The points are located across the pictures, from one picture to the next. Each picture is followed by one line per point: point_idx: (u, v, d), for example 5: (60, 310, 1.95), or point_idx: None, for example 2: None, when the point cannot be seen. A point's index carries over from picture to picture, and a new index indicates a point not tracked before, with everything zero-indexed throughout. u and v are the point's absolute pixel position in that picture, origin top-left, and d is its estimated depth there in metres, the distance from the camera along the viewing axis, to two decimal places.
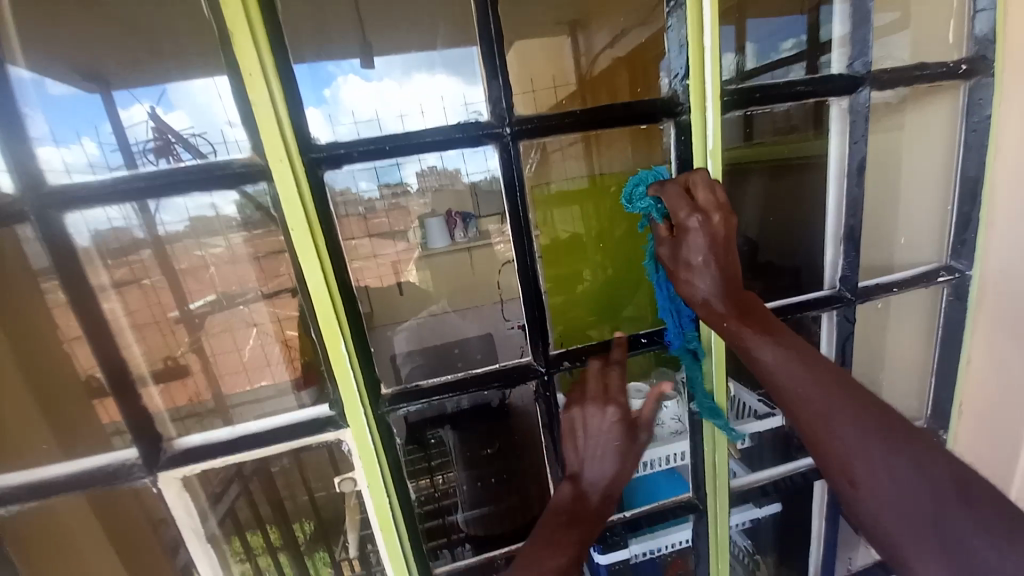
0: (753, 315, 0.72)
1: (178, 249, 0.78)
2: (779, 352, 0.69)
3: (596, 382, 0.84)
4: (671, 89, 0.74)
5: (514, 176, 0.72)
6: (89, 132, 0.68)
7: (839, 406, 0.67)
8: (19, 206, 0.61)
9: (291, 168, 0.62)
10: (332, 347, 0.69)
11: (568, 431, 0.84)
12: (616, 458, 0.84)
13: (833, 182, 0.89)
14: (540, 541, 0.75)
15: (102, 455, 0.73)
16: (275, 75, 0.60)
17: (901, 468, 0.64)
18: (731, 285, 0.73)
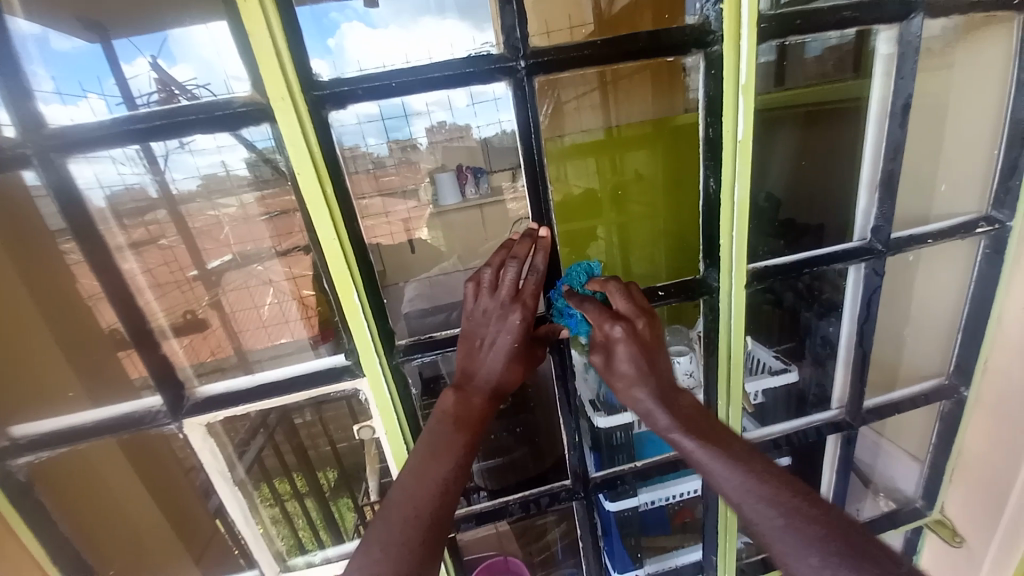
0: (699, 428, 0.71)
1: (193, 209, 0.79)
2: (732, 476, 0.66)
3: (508, 283, 0.71)
4: (702, 16, 0.68)
5: (528, 117, 0.68)
6: (92, 86, 0.65)
7: (769, 512, 0.62)
8: (22, 150, 0.60)
9: (295, 107, 0.59)
10: (345, 296, 0.69)
11: (467, 335, 0.75)
12: (514, 361, 0.76)
13: (873, 123, 0.82)
14: (430, 445, 0.70)
15: (133, 400, 0.76)
16: (273, 3, 0.56)
17: (804, 545, 0.60)
18: (669, 387, 0.74)
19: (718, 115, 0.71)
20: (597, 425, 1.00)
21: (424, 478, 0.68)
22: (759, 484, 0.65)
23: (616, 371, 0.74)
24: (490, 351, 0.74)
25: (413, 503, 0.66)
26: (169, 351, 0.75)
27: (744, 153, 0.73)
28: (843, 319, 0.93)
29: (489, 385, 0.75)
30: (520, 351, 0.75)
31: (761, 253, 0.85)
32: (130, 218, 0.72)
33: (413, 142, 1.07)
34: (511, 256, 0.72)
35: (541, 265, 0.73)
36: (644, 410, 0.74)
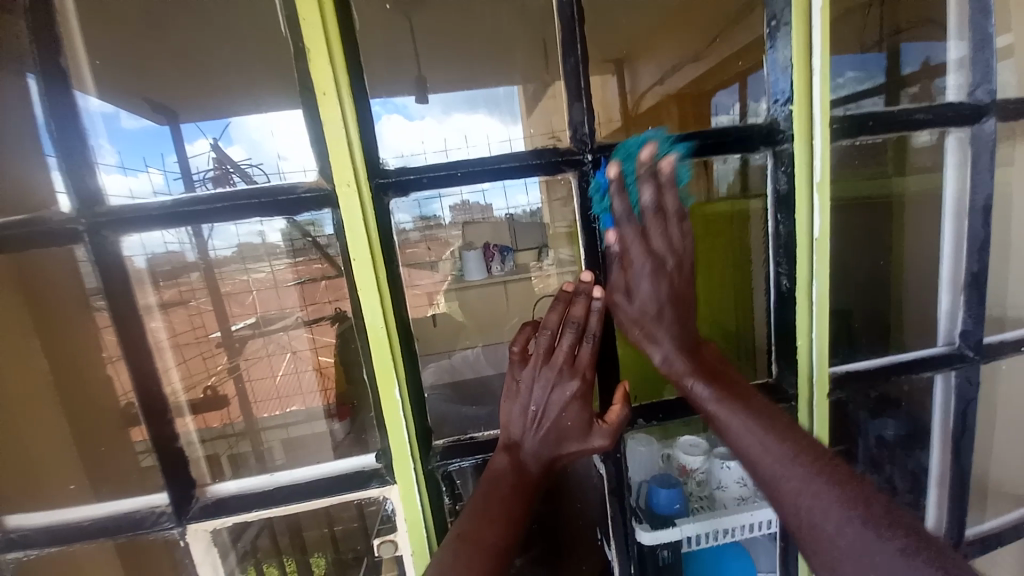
0: (715, 374, 0.68)
1: (226, 272, 0.80)
2: (749, 431, 0.64)
3: (564, 350, 0.63)
4: (769, 115, 0.69)
5: (590, 208, 0.67)
6: (154, 163, 0.69)
7: (800, 472, 0.60)
8: (73, 225, 0.59)
9: (358, 192, 0.59)
10: (385, 391, 0.64)
11: (515, 398, 0.66)
12: (571, 436, 0.66)
13: (951, 220, 0.78)
14: (481, 510, 0.61)
15: (135, 498, 0.69)
16: (350, 97, 0.58)
17: (836, 505, 0.57)
18: (693, 338, 0.69)
19: (791, 212, 0.69)
20: (644, 542, 0.81)
21: (478, 543, 0.60)
22: (771, 436, 0.63)
23: (637, 288, 0.66)
24: (541, 421, 0.65)
25: (464, 564, 0.58)
26: (180, 432, 0.69)
27: (820, 251, 0.69)
28: (933, 431, 0.84)
29: (542, 456, 0.66)
30: (576, 424, 0.66)
31: (841, 355, 0.80)
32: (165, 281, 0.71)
33: (437, 219, 0.94)
34: (569, 320, 0.64)
35: (596, 329, 0.65)
36: (639, 305, 0.67)
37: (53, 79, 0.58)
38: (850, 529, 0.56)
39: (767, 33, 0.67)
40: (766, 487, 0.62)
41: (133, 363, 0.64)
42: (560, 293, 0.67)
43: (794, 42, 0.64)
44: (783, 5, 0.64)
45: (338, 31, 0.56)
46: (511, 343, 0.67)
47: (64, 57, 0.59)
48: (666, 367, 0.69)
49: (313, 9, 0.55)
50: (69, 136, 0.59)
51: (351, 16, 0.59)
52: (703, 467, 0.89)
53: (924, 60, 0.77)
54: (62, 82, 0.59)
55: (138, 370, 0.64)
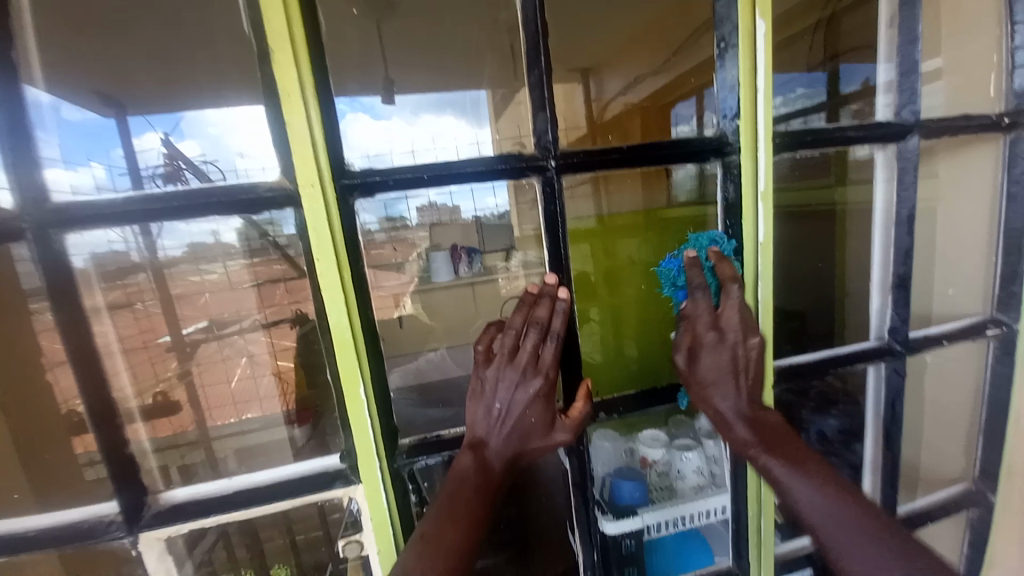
0: (778, 446, 0.72)
1: (175, 272, 0.76)
2: (816, 496, 0.67)
3: (528, 350, 0.65)
4: (719, 129, 0.73)
5: (554, 211, 0.69)
6: (99, 156, 0.65)
7: (846, 529, 0.66)
8: (17, 222, 0.55)
9: (323, 193, 0.59)
10: (350, 391, 0.63)
11: (480, 398, 0.67)
12: (535, 432, 0.68)
13: (880, 228, 0.87)
14: (445, 510, 0.62)
15: (85, 506, 0.65)
16: (315, 97, 0.58)
17: (879, 558, 0.64)
18: (754, 406, 0.74)
19: (739, 219, 0.74)
20: (607, 531, 0.85)
21: (440, 542, 0.61)
22: (830, 494, 0.68)
23: (703, 351, 0.72)
24: (506, 419, 0.67)
25: (422, 563, 0.59)
26: (132, 439, 0.66)
27: (766, 255, 0.74)
28: (867, 418, 0.91)
29: (507, 453, 0.67)
30: (539, 422, 0.68)
31: (785, 352, 0.86)
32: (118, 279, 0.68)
33: (403, 219, 0.93)
34: (533, 321, 0.66)
35: (560, 329, 0.67)
36: (703, 368, 0.72)
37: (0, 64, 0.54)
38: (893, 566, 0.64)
39: (717, 53, 0.72)
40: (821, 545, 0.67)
41: (78, 368, 0.60)
42: (525, 293, 0.68)
43: (740, 63, 0.69)
44: (731, 27, 0.69)
45: (302, 30, 0.56)
46: (476, 344, 0.68)
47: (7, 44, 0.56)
48: (727, 421, 0.74)
49: (276, 7, 0.54)
50: (15, 124, 0.55)
51: (315, 16, 0.58)
52: (664, 459, 0.93)
53: (862, 80, 0.85)
54: (7, 72, 0.55)
55: (86, 373, 0.61)
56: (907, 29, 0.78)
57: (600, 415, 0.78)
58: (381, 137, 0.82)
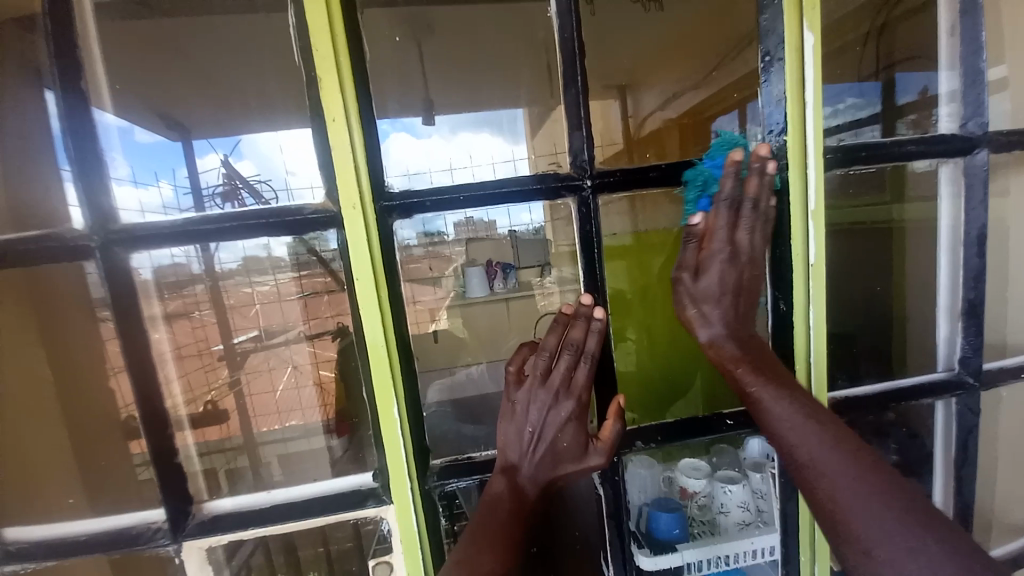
0: (765, 366, 0.66)
1: (229, 286, 0.78)
2: (795, 416, 0.63)
3: (561, 372, 0.65)
4: (765, 145, 0.70)
5: (589, 231, 0.68)
6: (166, 176, 0.72)
7: (839, 463, 0.61)
8: (86, 242, 0.60)
9: (363, 214, 0.61)
10: (384, 409, 0.64)
11: (513, 421, 0.66)
12: (569, 457, 0.66)
13: (945, 251, 0.79)
14: (481, 536, 0.62)
15: (134, 513, 0.69)
16: (358, 121, 0.60)
17: (879, 504, 0.59)
18: (745, 330, 0.68)
19: (787, 238, 0.70)
20: (643, 567, 0.81)
21: (478, 562, 0.60)
22: (829, 439, 0.62)
23: (699, 292, 0.67)
24: (538, 442, 0.65)
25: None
26: (180, 444, 0.69)
27: (817, 277, 0.70)
28: (934, 458, 0.83)
29: (540, 478, 0.66)
30: (573, 445, 0.66)
31: (840, 382, 0.80)
32: (174, 292, 0.71)
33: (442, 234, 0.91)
34: (566, 343, 0.66)
35: (594, 350, 0.66)
36: (703, 285, 0.67)
37: (73, 97, 0.60)
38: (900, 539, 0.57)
39: (761, 67, 0.69)
40: (808, 478, 0.62)
41: (135, 375, 0.64)
42: (558, 314, 0.67)
43: (788, 77, 0.66)
44: (777, 40, 0.67)
45: (348, 59, 0.59)
46: (509, 366, 0.67)
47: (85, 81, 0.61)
48: (711, 346, 0.68)
49: (324, 35, 0.58)
50: (86, 150, 0.61)
51: (360, 44, 0.61)
52: (705, 491, 0.87)
53: (921, 89, 0.79)
54: (81, 102, 0.61)
55: (142, 380, 0.65)
56: (969, 37, 0.73)
57: (635, 445, 0.75)
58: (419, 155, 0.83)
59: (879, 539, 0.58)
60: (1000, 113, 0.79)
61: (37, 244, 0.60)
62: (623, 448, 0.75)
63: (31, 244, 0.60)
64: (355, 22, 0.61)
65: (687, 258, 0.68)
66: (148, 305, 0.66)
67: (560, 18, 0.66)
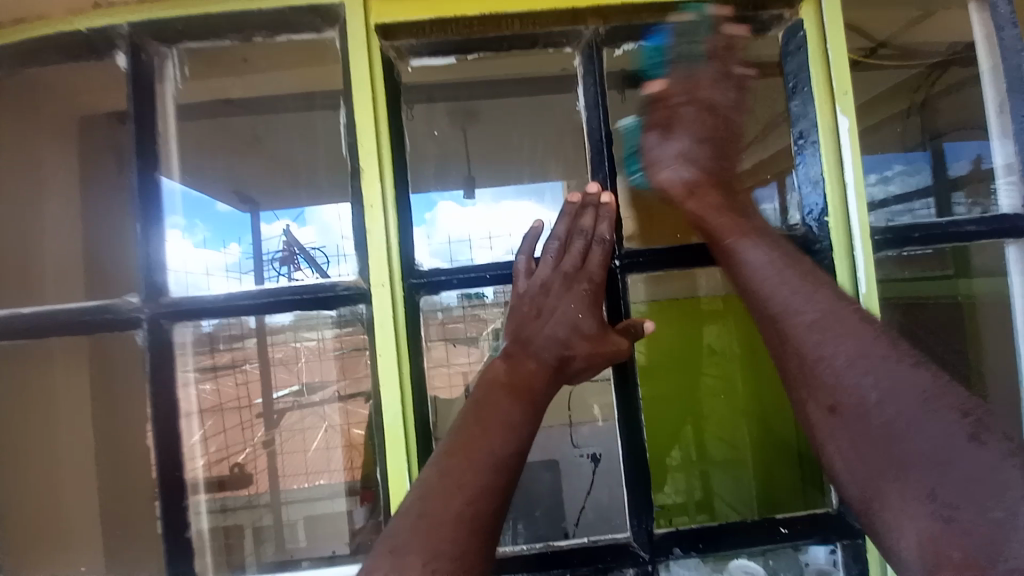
0: (737, 210, 0.65)
1: (277, 339, 0.74)
2: (761, 253, 0.62)
3: (574, 252, 0.65)
4: (804, 226, 0.68)
5: (619, 311, 0.69)
6: (234, 240, 0.78)
7: (892, 373, 0.56)
8: (137, 313, 0.66)
9: (391, 291, 0.64)
10: (397, 490, 0.65)
11: (526, 286, 0.66)
12: (578, 311, 0.64)
13: None
14: (462, 447, 0.56)
15: None
16: (393, 203, 0.65)
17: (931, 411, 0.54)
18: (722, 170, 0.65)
19: None
20: None
21: (443, 516, 0.52)
22: (785, 266, 0.62)
23: (677, 122, 0.64)
24: (546, 302, 0.65)
25: (425, 545, 0.51)
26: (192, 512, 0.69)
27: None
28: None
29: (546, 346, 0.64)
30: (590, 330, 0.64)
31: None
32: (222, 347, 0.72)
33: None
34: (577, 228, 0.66)
35: (607, 234, 0.66)
36: (670, 170, 0.65)
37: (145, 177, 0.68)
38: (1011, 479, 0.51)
39: (795, 149, 0.70)
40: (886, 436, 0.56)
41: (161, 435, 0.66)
42: (567, 205, 0.68)
43: (825, 161, 0.66)
44: (810, 124, 0.68)
45: (388, 150, 0.65)
46: (520, 252, 0.67)
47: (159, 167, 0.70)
48: (683, 190, 0.64)
49: (370, 131, 0.64)
50: (148, 216, 0.68)
51: (401, 137, 0.67)
52: None
53: (975, 158, 0.75)
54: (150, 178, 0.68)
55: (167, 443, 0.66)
56: (1022, 113, 0.69)
57: (673, 552, 0.68)
58: (466, 216, 0.80)
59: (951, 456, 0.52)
60: None
61: (94, 313, 0.66)
62: (658, 555, 0.68)
63: (92, 317, 0.66)
64: (399, 118, 0.68)
65: (656, 117, 0.65)
66: (185, 367, 0.69)
67: (588, 110, 0.70)
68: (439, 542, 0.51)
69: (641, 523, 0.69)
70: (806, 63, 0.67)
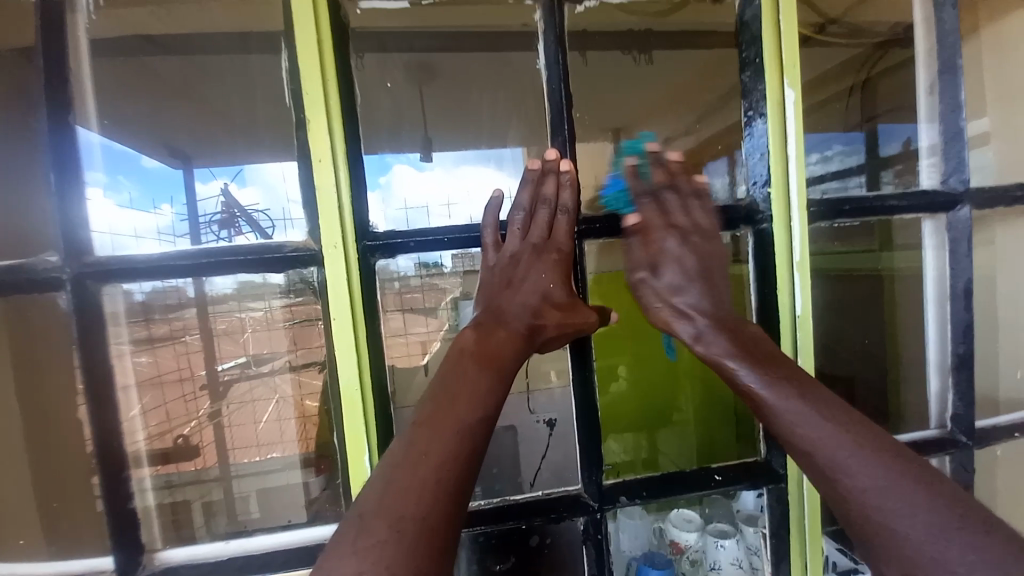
0: (763, 356, 0.63)
1: (219, 310, 0.71)
2: (794, 402, 0.58)
3: (540, 222, 0.66)
4: (749, 196, 0.72)
5: (577, 274, 0.71)
6: (164, 200, 0.70)
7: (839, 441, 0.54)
8: (57, 274, 0.60)
9: (344, 253, 0.62)
10: (354, 455, 0.65)
11: (496, 259, 0.67)
12: (546, 281, 0.66)
13: (933, 305, 0.80)
14: (430, 415, 0.54)
15: (82, 560, 0.67)
16: (345, 160, 0.61)
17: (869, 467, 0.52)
18: (728, 316, 0.68)
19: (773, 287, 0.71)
20: None
21: (409, 482, 0.49)
22: (837, 422, 0.55)
23: (665, 262, 0.70)
24: (517, 273, 0.66)
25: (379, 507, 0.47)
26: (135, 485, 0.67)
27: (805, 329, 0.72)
28: None
29: (519, 315, 0.66)
30: (560, 299, 0.67)
31: None
32: (159, 317, 0.68)
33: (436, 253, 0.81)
34: (541, 197, 0.67)
35: (569, 203, 0.67)
36: (666, 281, 0.70)
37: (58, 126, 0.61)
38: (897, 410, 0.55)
39: (745, 121, 0.72)
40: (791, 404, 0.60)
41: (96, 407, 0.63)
42: (528, 173, 0.69)
43: (771, 132, 0.69)
44: (760, 97, 0.70)
45: (338, 103, 0.61)
46: (484, 224, 0.67)
47: (74, 114, 0.63)
48: (695, 340, 0.68)
49: (315, 80, 0.60)
50: (62, 170, 0.61)
51: (350, 86, 0.63)
52: (697, 544, 0.83)
53: (904, 140, 0.81)
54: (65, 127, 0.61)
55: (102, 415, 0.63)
56: (949, 95, 0.75)
57: (620, 502, 0.73)
58: (423, 182, 0.77)
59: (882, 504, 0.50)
60: (983, 170, 0.81)
61: (7, 274, 0.60)
62: (605, 505, 0.73)
63: (3, 277, 0.60)
64: (348, 66, 0.63)
65: (642, 257, 0.70)
66: (117, 335, 0.65)
67: (548, 69, 0.68)
68: (406, 509, 0.47)
69: (592, 476, 0.73)
70: (760, 33, 0.68)
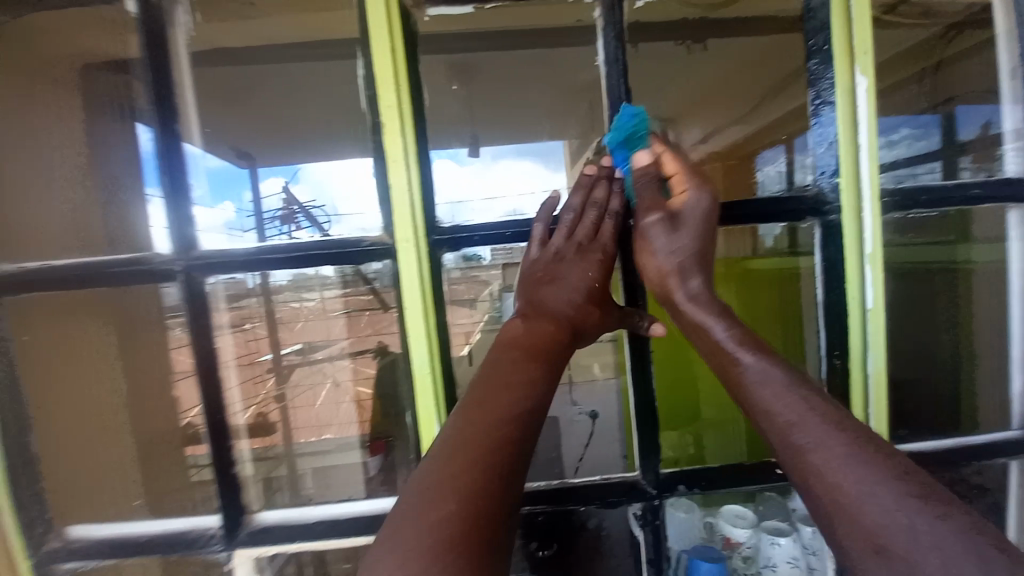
0: (732, 312, 0.64)
1: (282, 301, 0.80)
2: (774, 374, 0.58)
3: (588, 224, 0.69)
4: (817, 187, 0.69)
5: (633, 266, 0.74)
6: (232, 198, 0.77)
7: (846, 460, 0.52)
8: (170, 266, 0.68)
9: (416, 248, 0.66)
10: (426, 434, 0.69)
11: (541, 257, 0.69)
12: (592, 279, 0.68)
13: (1016, 299, 0.74)
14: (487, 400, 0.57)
15: (192, 518, 0.74)
16: (416, 159, 0.65)
17: (872, 472, 0.51)
18: (705, 255, 0.67)
19: (842, 282, 0.69)
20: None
21: (471, 453, 0.52)
22: (817, 406, 0.56)
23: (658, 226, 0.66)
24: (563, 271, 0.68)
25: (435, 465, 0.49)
26: (235, 454, 0.74)
27: (875, 323, 0.69)
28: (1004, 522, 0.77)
29: (563, 308, 0.68)
30: (603, 296, 0.69)
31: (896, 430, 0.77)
32: (246, 305, 0.75)
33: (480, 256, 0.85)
34: (589, 199, 0.71)
35: (617, 208, 0.71)
36: (663, 255, 0.66)
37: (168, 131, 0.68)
38: (843, 453, 0.53)
39: (811, 111, 0.69)
40: (788, 452, 0.55)
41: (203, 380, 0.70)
42: (583, 176, 0.72)
43: (841, 120, 0.66)
44: (828, 86, 0.67)
45: (409, 105, 0.65)
46: (536, 220, 0.70)
47: (179, 123, 0.69)
48: (690, 302, 0.65)
49: (389, 87, 0.64)
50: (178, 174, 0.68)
51: (420, 91, 0.67)
52: (751, 542, 0.81)
53: (983, 123, 0.76)
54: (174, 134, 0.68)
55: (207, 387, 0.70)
56: None
57: (676, 492, 0.74)
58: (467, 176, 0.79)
59: (858, 503, 0.50)
60: None
61: (128, 265, 0.67)
62: (661, 493, 0.74)
63: (125, 267, 0.68)
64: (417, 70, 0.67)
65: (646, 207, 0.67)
66: (219, 320, 0.71)
67: (607, 65, 0.69)
68: (471, 475, 0.51)
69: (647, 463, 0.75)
70: (829, 18, 0.66)
